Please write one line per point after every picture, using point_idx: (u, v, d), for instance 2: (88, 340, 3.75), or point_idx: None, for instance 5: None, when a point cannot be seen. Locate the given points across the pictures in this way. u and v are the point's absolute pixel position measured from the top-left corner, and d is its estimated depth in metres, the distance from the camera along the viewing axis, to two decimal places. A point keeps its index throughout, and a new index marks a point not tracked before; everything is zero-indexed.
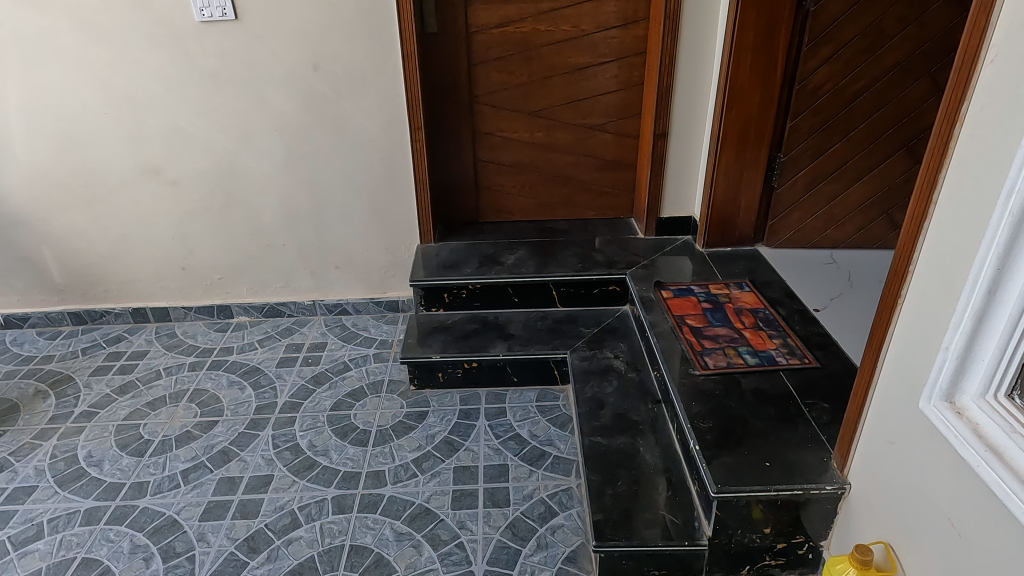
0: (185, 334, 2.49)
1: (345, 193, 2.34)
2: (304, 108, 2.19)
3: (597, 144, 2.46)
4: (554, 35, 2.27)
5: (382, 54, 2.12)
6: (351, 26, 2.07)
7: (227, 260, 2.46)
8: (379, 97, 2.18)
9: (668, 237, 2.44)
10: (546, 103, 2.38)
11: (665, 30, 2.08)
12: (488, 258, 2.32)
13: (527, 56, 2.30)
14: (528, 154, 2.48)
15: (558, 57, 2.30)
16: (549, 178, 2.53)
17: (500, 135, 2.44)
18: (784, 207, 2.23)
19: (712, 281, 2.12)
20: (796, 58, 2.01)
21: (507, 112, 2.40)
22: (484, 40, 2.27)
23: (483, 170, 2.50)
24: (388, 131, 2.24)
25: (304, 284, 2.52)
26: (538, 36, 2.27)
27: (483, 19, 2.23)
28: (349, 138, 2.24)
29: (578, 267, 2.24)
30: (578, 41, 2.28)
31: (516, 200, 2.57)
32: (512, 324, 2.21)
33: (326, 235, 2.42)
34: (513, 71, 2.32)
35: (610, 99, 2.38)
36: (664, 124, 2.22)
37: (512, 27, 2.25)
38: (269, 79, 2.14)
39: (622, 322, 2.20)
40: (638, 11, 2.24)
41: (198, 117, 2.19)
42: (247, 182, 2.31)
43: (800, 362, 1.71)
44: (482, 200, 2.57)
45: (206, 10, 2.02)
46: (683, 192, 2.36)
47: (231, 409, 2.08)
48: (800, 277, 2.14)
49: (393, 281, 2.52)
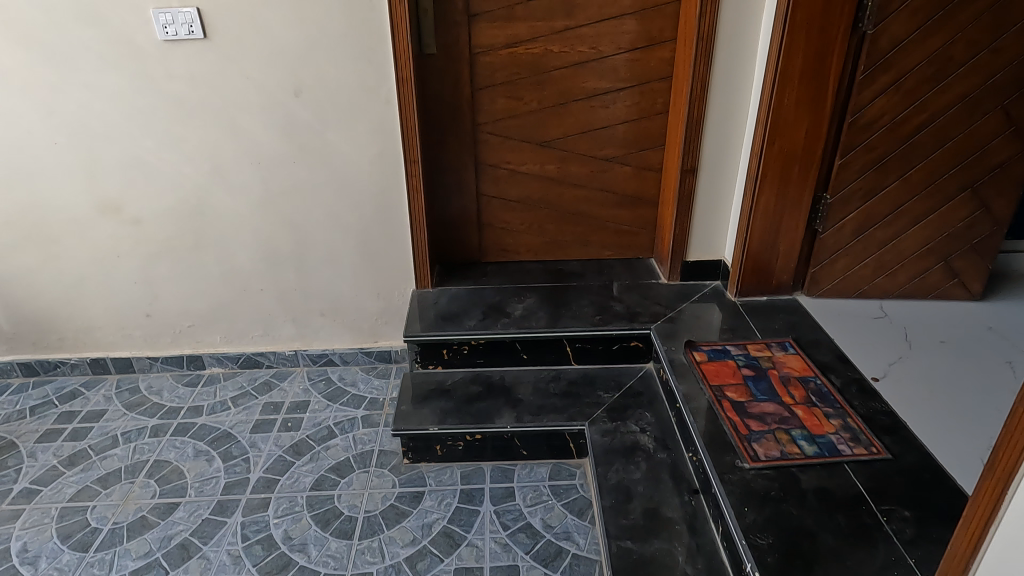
0: (150, 390, 2.20)
1: (331, 234, 2.07)
2: (284, 138, 1.92)
3: (614, 178, 2.19)
4: (568, 57, 2.00)
5: (374, 78, 1.85)
6: (338, 47, 1.80)
7: (197, 306, 2.17)
8: (370, 127, 1.91)
9: (695, 284, 2.17)
10: (559, 132, 2.12)
11: (698, 54, 1.82)
12: (493, 308, 2.05)
13: (537, 80, 2.03)
14: (537, 188, 2.21)
15: (572, 82, 2.04)
16: (561, 215, 2.26)
17: (506, 167, 2.17)
18: (828, 253, 1.97)
19: (751, 340, 1.85)
20: (849, 87, 1.75)
21: (514, 142, 2.13)
22: (489, 63, 2.01)
23: (488, 206, 2.24)
24: (381, 164, 1.97)
25: (284, 332, 2.24)
26: (549, 58, 2.00)
27: (488, 38, 1.97)
28: (336, 173, 1.97)
29: (595, 321, 1.97)
30: (595, 66, 2.01)
31: (523, 238, 2.30)
32: (520, 386, 1.93)
33: (310, 279, 2.14)
34: (521, 97, 2.06)
35: (630, 129, 2.11)
36: (693, 159, 1.97)
37: (521, 48, 1.99)
38: (243, 106, 1.87)
39: (645, 384, 1.92)
40: (664, 31, 1.97)
41: (162, 148, 1.91)
42: (220, 221, 2.03)
43: (867, 452, 1.43)
44: (485, 239, 2.30)
45: (170, 28, 1.75)
46: (712, 233, 2.10)
47: (195, 487, 1.80)
48: (851, 336, 1.87)
49: (385, 329, 2.24)
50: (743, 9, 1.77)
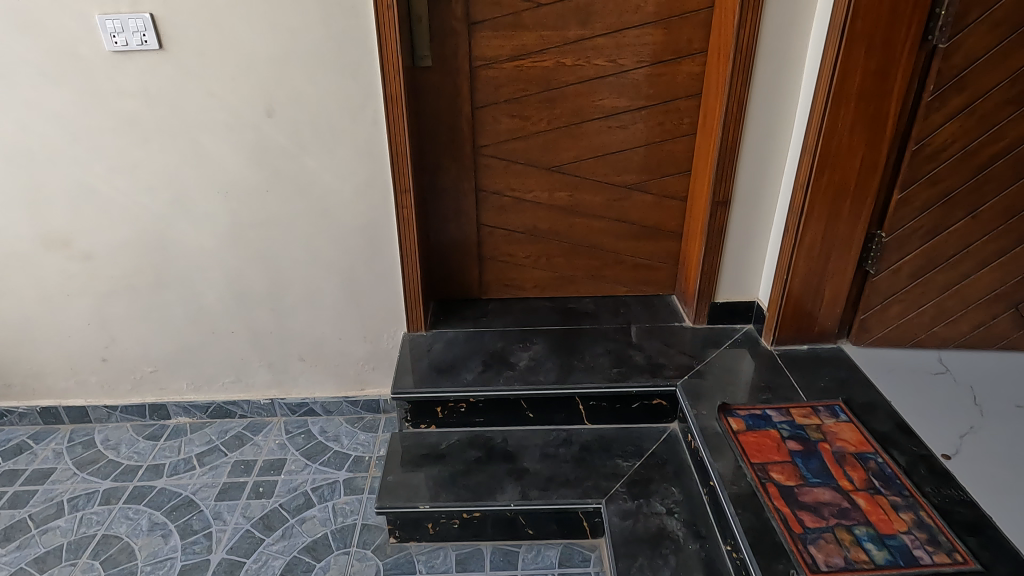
0: (106, 444, 1.95)
1: (311, 271, 1.81)
2: (256, 164, 1.66)
3: (633, 207, 1.94)
4: (582, 71, 1.75)
5: (358, 96, 1.59)
6: (315, 60, 1.55)
7: (160, 350, 1.92)
8: (355, 152, 1.66)
9: (724, 328, 1.91)
10: (571, 155, 1.86)
11: (735, 70, 1.57)
12: (494, 357, 1.79)
13: (546, 97, 1.78)
14: (545, 218, 1.95)
15: (587, 100, 1.78)
16: (572, 248, 2.00)
17: (511, 195, 1.92)
18: (881, 298, 1.72)
19: (794, 402, 1.59)
20: (914, 110, 1.50)
21: (520, 167, 1.87)
22: (492, 78, 1.75)
23: (489, 237, 1.98)
24: (367, 194, 1.71)
25: (259, 379, 1.98)
26: (561, 72, 1.75)
27: (491, 50, 1.72)
28: (316, 203, 1.72)
29: (611, 375, 1.71)
30: (613, 81, 1.76)
31: (529, 273, 2.04)
32: (526, 451, 1.68)
33: (287, 321, 1.89)
34: (528, 116, 1.80)
35: (652, 153, 1.86)
36: (726, 189, 1.71)
37: (529, 61, 1.73)
38: (207, 127, 1.61)
39: (670, 449, 1.67)
40: (693, 42, 1.72)
41: (114, 175, 1.66)
42: (183, 256, 1.78)
43: (951, 561, 1.17)
44: (487, 274, 2.04)
45: (119, 37, 1.49)
46: (745, 272, 1.85)
47: (146, 572, 1.54)
48: (911, 398, 1.61)
49: (373, 376, 1.99)
50: (789, 18, 1.52)
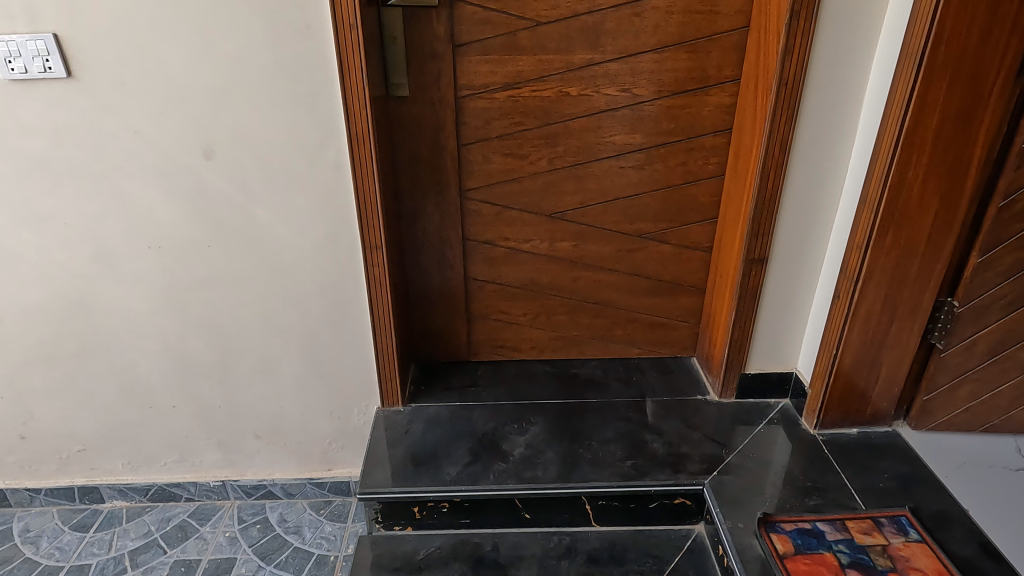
0: (25, 536, 1.65)
1: (264, 337, 1.52)
2: (193, 215, 1.37)
3: (648, 258, 1.65)
4: (589, 103, 1.46)
5: (316, 136, 1.30)
6: (263, 91, 1.26)
7: (89, 426, 1.62)
8: (314, 201, 1.37)
9: (755, 403, 1.62)
10: (575, 200, 1.57)
11: (780, 106, 1.28)
12: (483, 442, 1.50)
13: (547, 132, 1.49)
14: (545, 271, 1.66)
15: (595, 136, 1.50)
16: (576, 304, 1.72)
17: (505, 244, 1.63)
18: (950, 377, 1.43)
19: (850, 513, 1.29)
20: (1001, 158, 1.22)
21: (516, 213, 1.58)
22: (482, 110, 1.46)
23: (479, 292, 1.69)
24: (330, 249, 1.42)
25: (208, 458, 1.69)
26: (566, 104, 1.46)
27: (481, 77, 1.43)
28: (268, 260, 1.42)
29: (625, 469, 1.42)
30: (626, 114, 1.47)
31: (525, 333, 1.75)
32: (521, 564, 1.38)
33: (238, 394, 1.59)
34: (527, 155, 1.52)
35: (671, 197, 1.57)
36: (763, 246, 1.42)
37: (527, 90, 1.44)
38: (132, 171, 1.32)
39: (697, 563, 1.37)
40: (722, 69, 1.43)
41: (21, 227, 1.37)
42: (111, 321, 1.48)
43: None
44: (477, 334, 1.75)
45: (15, 62, 1.20)
46: (782, 340, 1.56)
47: None
48: (991, 506, 1.31)
49: (342, 455, 1.69)
50: (847, 43, 1.23)
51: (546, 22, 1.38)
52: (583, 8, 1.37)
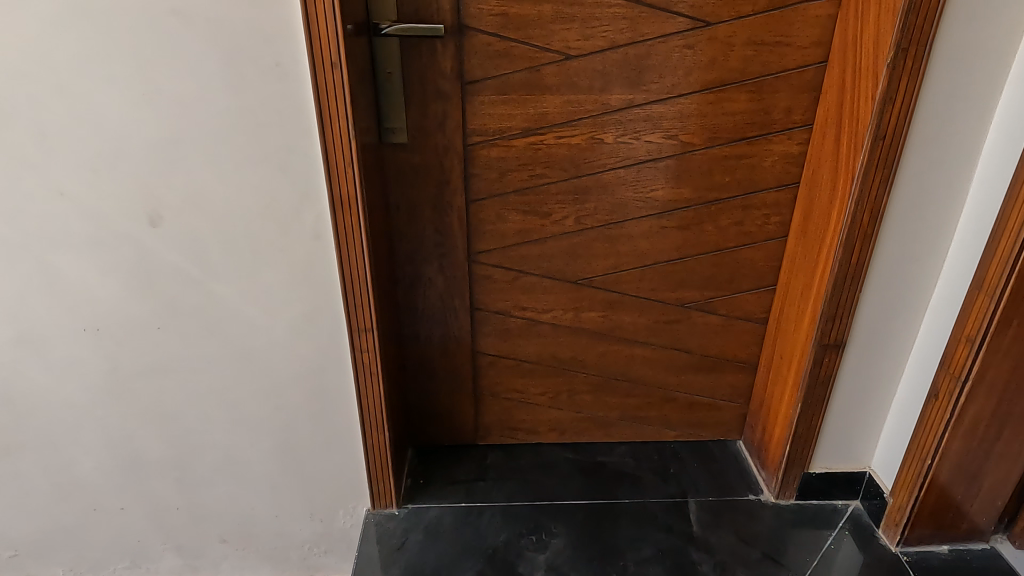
0: None
1: (229, 432, 1.25)
2: (139, 292, 1.10)
3: (691, 330, 1.39)
4: (627, 151, 1.20)
5: (290, 199, 1.04)
6: (222, 144, 0.99)
7: (21, 530, 1.35)
8: (287, 276, 1.10)
9: (819, 507, 1.35)
10: (607, 264, 1.31)
11: (873, 164, 1.02)
12: (497, 563, 1.24)
13: (576, 186, 1.23)
14: (568, 344, 1.40)
15: (633, 190, 1.24)
16: (604, 382, 1.45)
17: (521, 314, 1.36)
18: None
19: None
20: None
21: (534, 278, 1.32)
22: (497, 160, 1.20)
23: (489, 368, 1.42)
24: (308, 332, 1.15)
25: (166, 564, 1.42)
26: (599, 153, 1.20)
27: (496, 120, 1.17)
28: (233, 344, 1.16)
29: None
30: (671, 165, 1.21)
31: (543, 414, 1.49)
32: None
33: (199, 495, 1.32)
34: (550, 212, 1.25)
35: (722, 261, 1.31)
36: (840, 328, 1.16)
37: (552, 136, 1.18)
38: (60, 240, 1.05)
39: None
40: (791, 112, 1.17)
41: None
42: (42, 414, 1.21)
43: None
44: (486, 414, 1.48)
45: None
46: (855, 435, 1.29)
47: None
48: None
49: (325, 560, 1.42)
50: (963, 87, 0.98)
51: (577, 54, 1.12)
52: (623, 39, 1.11)
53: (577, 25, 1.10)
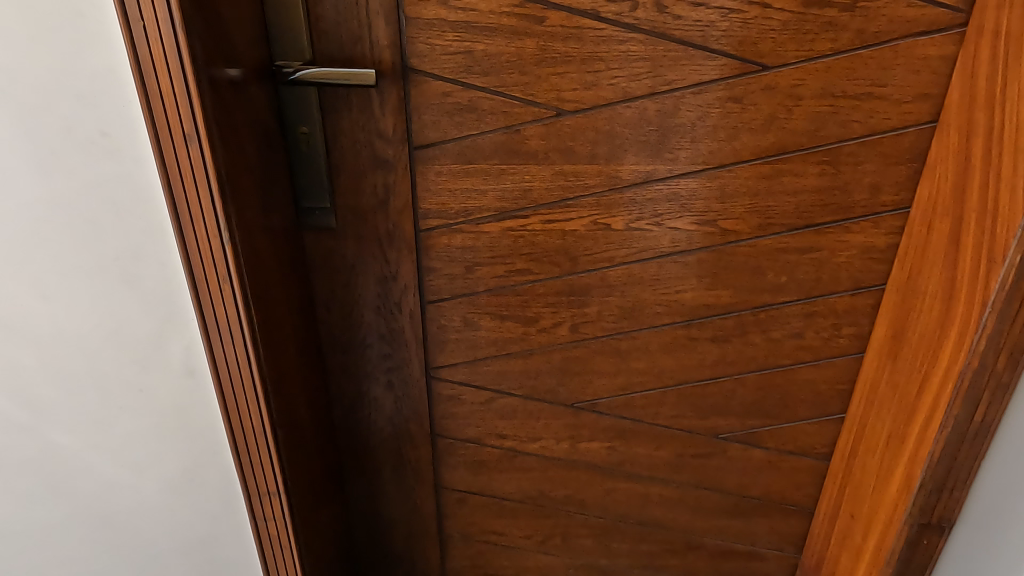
0: None
1: None
2: None
3: (726, 466, 1.04)
4: (643, 241, 0.86)
5: (146, 322, 0.71)
6: (36, 246, 0.66)
7: None
8: (154, 421, 0.77)
9: None
10: (615, 383, 0.96)
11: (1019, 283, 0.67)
12: None
13: (572, 285, 0.89)
14: (562, 480, 1.05)
15: (651, 292, 0.89)
16: (610, 525, 1.10)
17: (499, 444, 1.02)
18: None
19: None
20: None
21: (516, 400, 0.98)
22: (462, 249, 0.86)
23: (458, 507, 1.08)
24: (192, 491, 0.82)
25: None
26: (604, 242, 0.86)
27: (459, 198, 0.83)
28: (86, 507, 0.82)
29: None
30: (704, 260, 0.87)
31: (530, 560, 1.14)
32: None
33: None
34: (536, 318, 0.91)
35: (771, 383, 0.96)
36: (949, 502, 0.81)
37: (539, 221, 0.84)
38: None
39: None
40: (879, 191, 0.82)
41: None
42: None
43: None
44: (455, 559, 1.14)
45: None
46: None
47: None
48: None
49: None
50: None
51: (573, 109, 0.78)
52: (641, 87, 0.77)
53: (573, 68, 0.76)
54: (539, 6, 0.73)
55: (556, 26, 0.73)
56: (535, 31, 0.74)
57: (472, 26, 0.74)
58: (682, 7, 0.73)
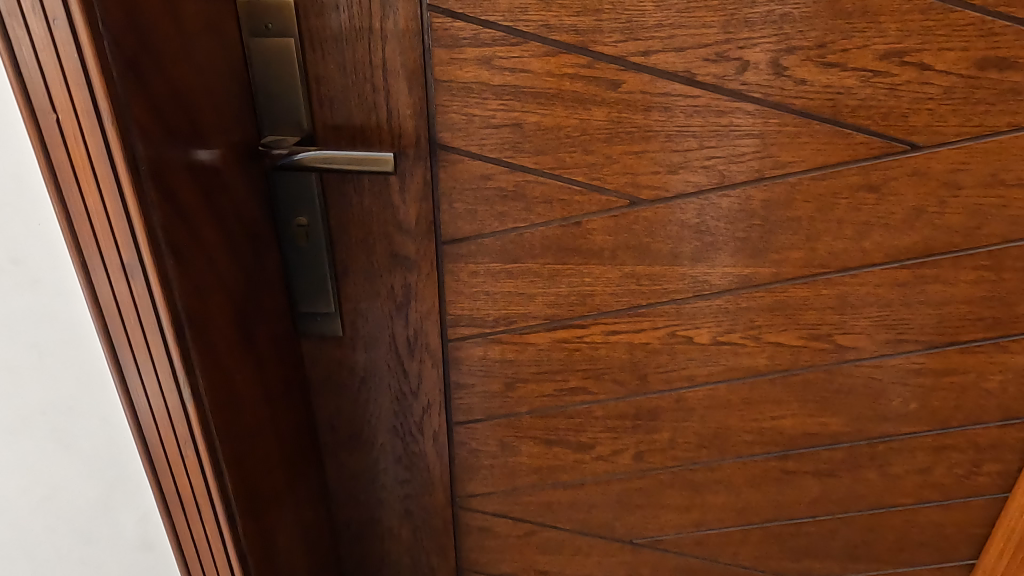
0: None
1: None
2: None
3: None
4: (733, 358, 0.67)
5: (86, 485, 0.53)
6: None
7: None
8: None
9: None
10: (686, 519, 0.77)
11: None
12: None
13: (639, 407, 0.70)
14: None
15: (740, 417, 0.70)
16: None
17: None
18: None
19: None
20: None
21: (562, 534, 0.79)
22: (501, 363, 0.68)
23: None
24: None
25: None
26: (683, 358, 0.67)
27: (499, 303, 0.65)
28: None
29: None
30: (811, 381, 0.68)
31: None
32: None
33: None
34: (591, 444, 0.73)
35: (885, 524, 0.76)
36: None
37: (600, 332, 0.66)
38: None
39: None
40: None
41: None
42: None
43: None
44: None
45: None
46: None
47: None
48: None
49: None
50: None
51: (652, 197, 0.59)
52: (744, 171, 0.58)
53: (655, 146, 0.57)
54: (613, 66, 0.54)
55: (635, 93, 0.55)
56: (607, 98, 0.55)
57: (522, 91, 0.55)
58: (808, 68, 0.54)
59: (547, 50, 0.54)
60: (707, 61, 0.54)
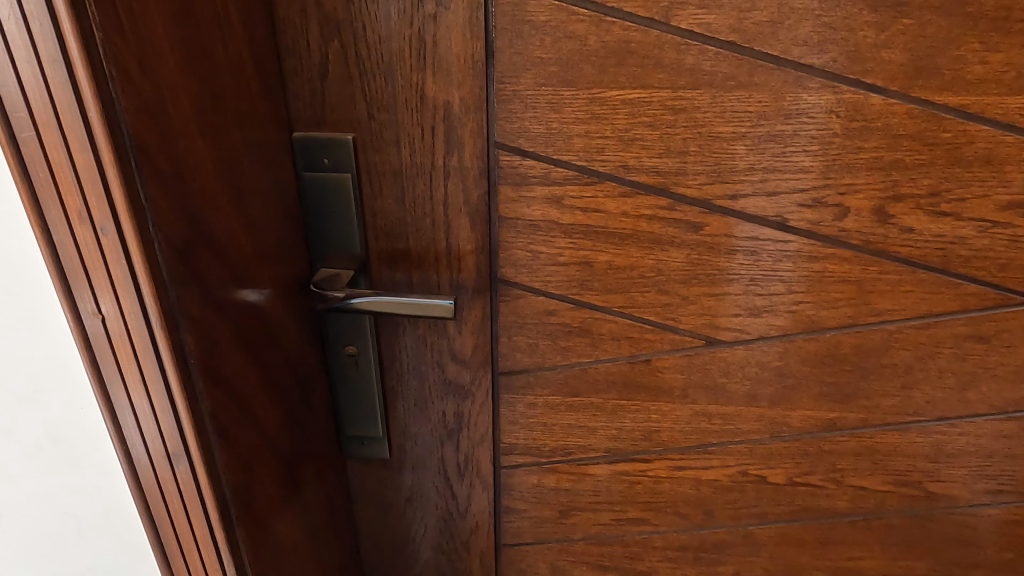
0: None
1: None
2: None
3: None
4: (810, 498, 0.61)
5: None
6: None
7: None
8: None
9: None
10: None
11: None
12: None
13: (703, 540, 0.65)
14: None
15: (814, 556, 0.65)
16: None
17: None
18: None
19: None
20: None
21: None
22: (557, 491, 0.64)
23: None
24: None
25: None
26: (755, 496, 0.62)
27: (558, 434, 0.61)
28: None
29: None
30: (896, 526, 0.62)
31: None
32: None
33: None
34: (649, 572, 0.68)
35: None
36: None
37: (666, 466, 0.61)
38: None
39: None
40: None
41: None
42: None
43: None
44: None
45: None
46: None
47: None
48: None
49: None
50: None
51: (730, 339, 0.54)
52: (837, 316, 0.52)
53: (738, 290, 0.52)
54: (696, 209, 0.49)
55: (719, 236, 0.50)
56: (687, 240, 0.50)
57: (594, 231, 0.51)
58: (917, 216, 0.48)
59: (624, 191, 0.49)
60: (803, 206, 0.48)
